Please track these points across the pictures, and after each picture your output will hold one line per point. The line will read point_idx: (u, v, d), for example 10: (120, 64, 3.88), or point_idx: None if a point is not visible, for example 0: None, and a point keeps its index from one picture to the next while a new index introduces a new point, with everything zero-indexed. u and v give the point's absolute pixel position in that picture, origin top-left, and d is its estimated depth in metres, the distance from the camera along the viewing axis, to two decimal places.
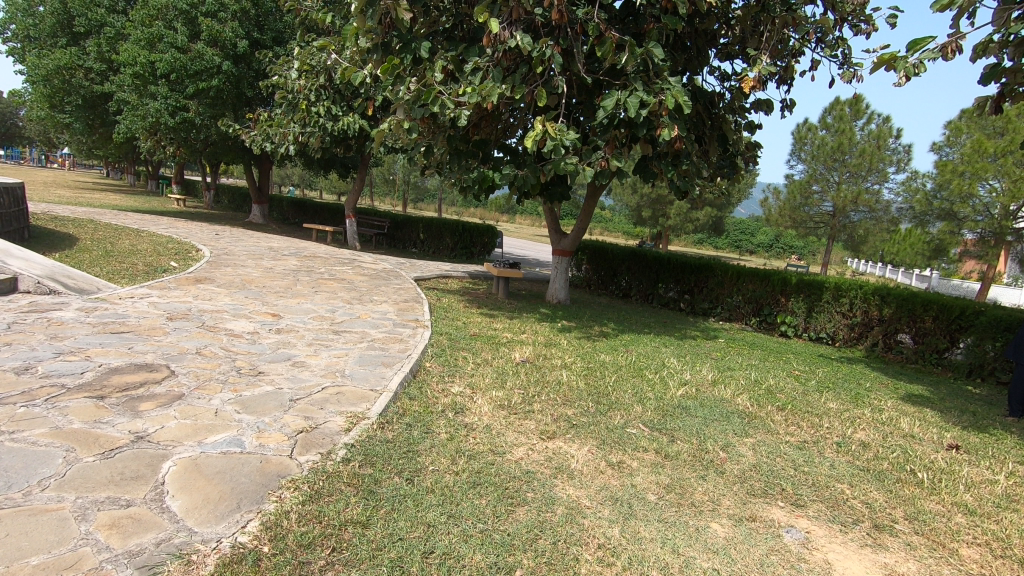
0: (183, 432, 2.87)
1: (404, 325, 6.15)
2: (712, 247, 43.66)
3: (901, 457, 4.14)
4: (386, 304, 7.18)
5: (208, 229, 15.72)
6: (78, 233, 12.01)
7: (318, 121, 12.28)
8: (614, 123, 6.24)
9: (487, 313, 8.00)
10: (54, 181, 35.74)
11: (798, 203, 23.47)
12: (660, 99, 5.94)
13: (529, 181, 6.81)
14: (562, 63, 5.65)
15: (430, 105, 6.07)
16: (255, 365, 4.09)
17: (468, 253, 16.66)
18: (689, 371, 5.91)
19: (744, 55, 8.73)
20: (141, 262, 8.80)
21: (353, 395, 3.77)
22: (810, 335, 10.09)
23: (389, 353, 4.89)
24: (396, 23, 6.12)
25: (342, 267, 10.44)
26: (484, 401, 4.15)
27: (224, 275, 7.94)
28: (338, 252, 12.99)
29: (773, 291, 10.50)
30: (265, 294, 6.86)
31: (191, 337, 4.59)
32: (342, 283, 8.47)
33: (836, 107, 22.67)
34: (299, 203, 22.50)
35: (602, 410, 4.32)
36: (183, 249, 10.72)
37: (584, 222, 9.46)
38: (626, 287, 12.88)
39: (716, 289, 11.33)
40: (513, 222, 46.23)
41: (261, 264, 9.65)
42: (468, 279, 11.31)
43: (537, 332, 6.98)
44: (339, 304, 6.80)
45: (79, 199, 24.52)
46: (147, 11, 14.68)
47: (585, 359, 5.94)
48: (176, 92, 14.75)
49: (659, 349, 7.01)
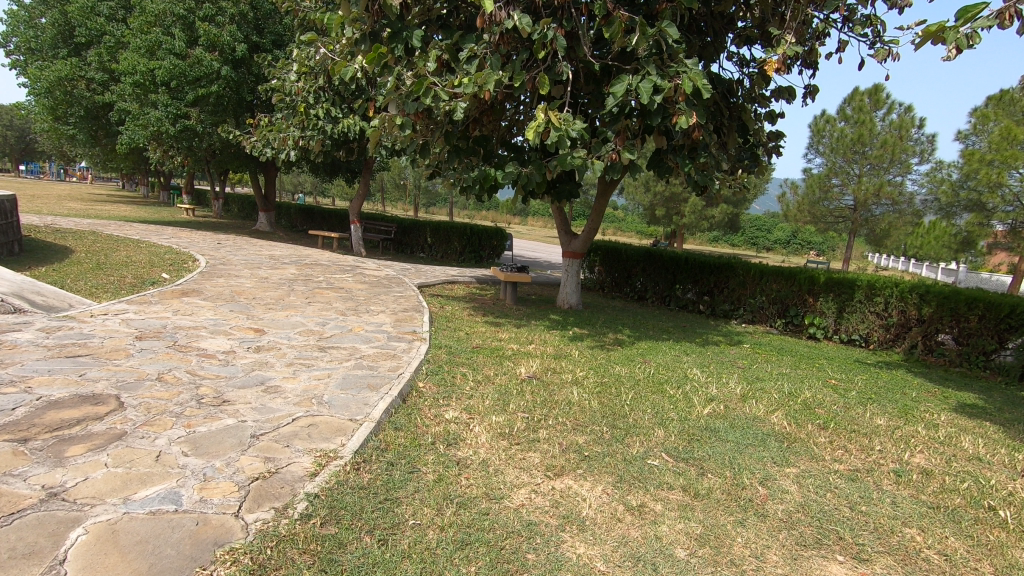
0: (109, 486, 2.38)
1: (399, 338, 5.63)
2: (728, 245, 42.76)
3: (973, 488, 3.51)
4: (384, 315, 6.66)
5: (212, 238, 15.44)
6: (75, 246, 11.73)
7: (317, 124, 11.87)
8: (626, 111, 5.68)
9: (492, 321, 7.47)
10: (71, 195, 36.14)
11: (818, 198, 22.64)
12: (675, 85, 5.37)
13: (534, 179, 6.28)
14: (566, 46, 5.09)
15: (423, 97, 5.58)
16: (220, 393, 3.59)
17: (477, 257, 16.19)
18: (715, 385, 5.31)
19: (764, 38, 8.12)
20: (130, 274, 8.43)
21: (328, 427, 3.24)
22: (842, 338, 9.40)
23: (378, 374, 4.36)
24: (384, 9, 5.62)
25: (342, 275, 9.97)
26: (482, 429, 3.60)
27: (213, 287, 7.51)
28: (341, 259, 12.58)
29: (800, 291, 9.84)
30: (253, 306, 6.41)
31: (156, 359, 4.12)
32: (340, 293, 8.00)
33: (855, 97, 21.83)
34: (306, 210, 22.20)
35: (618, 437, 3.75)
36: (178, 260, 10.35)
37: (596, 221, 8.88)
38: (642, 289, 12.28)
39: (737, 290, 10.68)
40: (524, 224, 45.73)
41: (257, 274, 9.22)
42: (475, 284, 10.80)
43: (546, 343, 6.42)
44: (332, 317, 6.30)
45: (89, 211, 24.49)
46: (146, 19, 14.40)
47: (599, 373, 5.36)
48: (177, 100, 14.53)
49: (680, 359, 6.42)
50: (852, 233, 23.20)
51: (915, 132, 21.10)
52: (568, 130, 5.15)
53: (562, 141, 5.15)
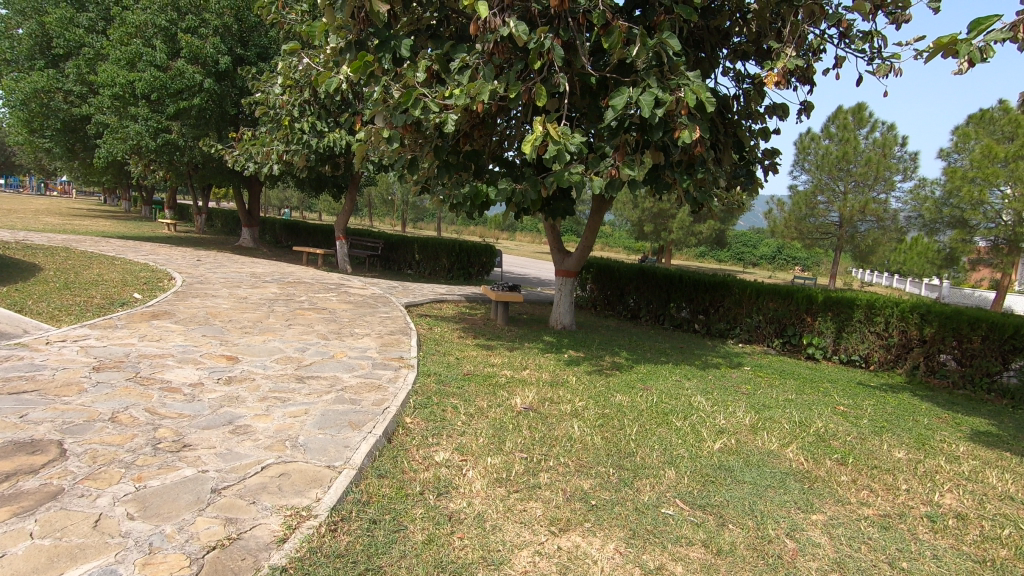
0: (31, 565, 1.98)
1: (384, 366, 5.24)
2: (714, 261, 42.90)
3: (1016, 535, 3.20)
4: (369, 339, 6.28)
5: (191, 255, 14.95)
6: (45, 263, 11.21)
7: (302, 138, 11.56)
8: (625, 125, 5.43)
9: (483, 344, 7.12)
10: (48, 210, 35.29)
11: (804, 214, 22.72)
12: (676, 98, 5.14)
13: (528, 196, 5.99)
14: (564, 56, 4.83)
15: (412, 109, 5.27)
16: (180, 436, 3.18)
17: (466, 274, 15.86)
18: (723, 415, 4.99)
19: (761, 54, 7.98)
20: (100, 294, 7.96)
21: (302, 477, 2.85)
22: (841, 358, 9.17)
23: (361, 409, 3.97)
24: (371, 17, 5.33)
25: (326, 294, 9.56)
26: (476, 475, 3.23)
27: (187, 308, 7.07)
28: (325, 277, 12.18)
29: (798, 310, 9.61)
30: (228, 330, 5.99)
31: (112, 395, 3.69)
32: (323, 314, 7.60)
33: (839, 116, 22.03)
34: (291, 225, 21.75)
35: (627, 480, 3.39)
36: (153, 278, 9.89)
37: (590, 239, 8.60)
38: (635, 307, 12.00)
39: (733, 308, 10.43)
40: (512, 239, 45.59)
41: (235, 293, 8.78)
42: (464, 303, 10.46)
43: (541, 368, 6.08)
44: (313, 341, 5.90)
45: (66, 227, 23.79)
46: (125, 30, 13.99)
47: (599, 403, 5.01)
48: (158, 113, 14.12)
49: (682, 385, 6.10)
50: (837, 249, 23.28)
51: (898, 150, 21.32)
52: (567, 145, 4.85)
53: (561, 156, 4.85)
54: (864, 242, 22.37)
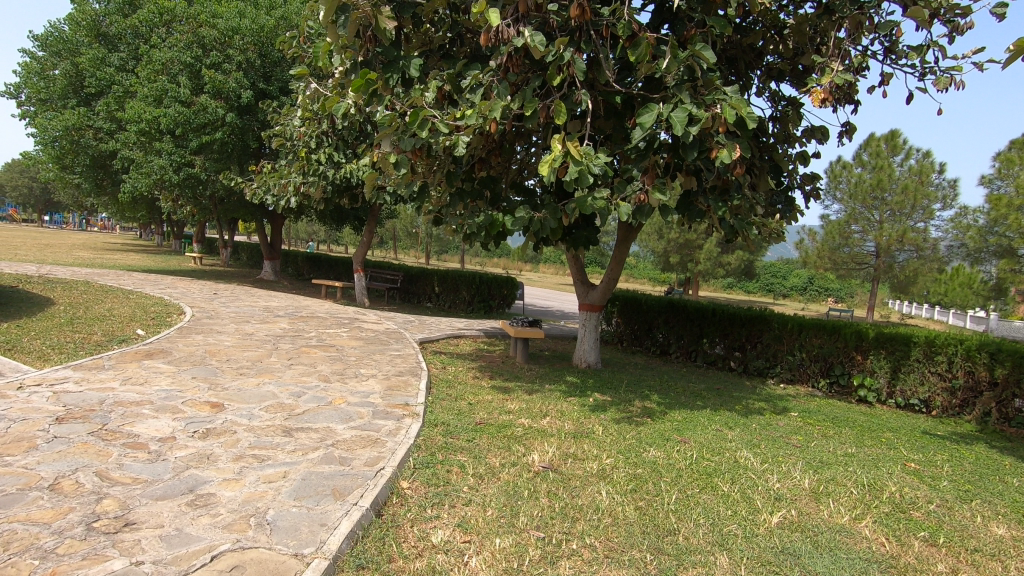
0: None
1: (386, 414, 4.66)
2: (743, 292, 41.75)
3: None
4: (374, 382, 5.72)
5: (210, 288, 14.79)
6: (59, 297, 11.09)
7: (318, 169, 11.36)
8: (655, 146, 4.91)
9: (500, 385, 6.53)
10: (83, 244, 36.20)
11: (837, 244, 21.71)
12: (713, 114, 4.63)
13: (548, 225, 5.46)
14: (584, 69, 4.39)
15: (419, 130, 4.87)
16: (125, 511, 2.64)
17: (487, 307, 15.34)
18: (776, 476, 4.27)
19: (799, 73, 7.46)
20: (102, 330, 7.64)
21: (258, 572, 2.26)
22: (897, 402, 8.27)
23: (349, 471, 3.38)
24: (376, 35, 4.99)
25: (337, 330, 9.11)
26: (481, 565, 2.61)
27: (186, 346, 6.66)
28: (341, 311, 11.81)
29: (845, 348, 8.78)
30: (221, 371, 5.52)
31: (63, 454, 3.20)
32: (330, 352, 7.11)
33: (871, 143, 21.24)
34: (312, 258, 21.69)
35: (670, 572, 2.73)
36: (162, 313, 9.61)
37: (615, 270, 8.01)
38: (664, 343, 11.26)
39: (773, 345, 9.63)
40: (536, 271, 45.27)
41: (242, 329, 8.39)
42: (482, 339, 9.90)
43: (563, 416, 5.43)
44: (312, 385, 5.37)
45: (96, 260, 24.17)
46: (152, 67, 14.19)
47: (631, 459, 4.35)
48: (182, 148, 14.20)
49: (724, 437, 5.36)
50: (874, 280, 22.16)
51: (935, 178, 20.42)
52: (590, 165, 4.30)
53: (583, 177, 4.30)
54: (903, 273, 21.25)
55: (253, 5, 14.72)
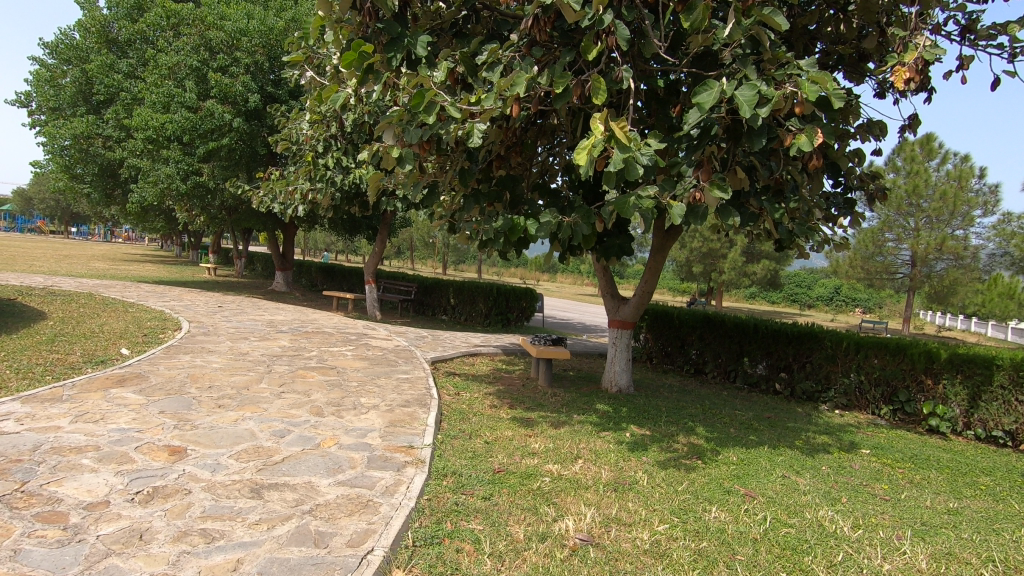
0: None
1: (385, 462, 3.81)
2: (766, 303, 40.38)
3: None
4: (374, 415, 4.87)
5: (215, 300, 14.18)
6: (54, 310, 10.52)
7: (326, 175, 10.70)
8: (711, 133, 4.03)
9: (521, 416, 5.66)
10: (103, 256, 36.21)
11: (870, 253, 20.45)
12: (786, 92, 3.75)
13: (579, 231, 4.61)
14: (628, 36, 3.55)
15: (425, 115, 4.07)
16: None
17: (505, 320, 14.50)
18: (881, 553, 3.32)
19: (863, 56, 6.49)
20: (83, 350, 6.94)
21: None
22: (977, 434, 7.20)
23: (324, 560, 2.52)
24: (376, 3, 4.18)
25: (342, 348, 8.32)
26: None
27: (167, 370, 5.91)
28: (350, 325, 11.07)
29: (912, 370, 7.74)
30: (197, 403, 4.73)
31: None
32: (330, 376, 6.30)
33: (904, 147, 20.05)
34: (325, 268, 21.09)
35: None
36: (156, 329, 8.93)
37: (650, 283, 7.10)
38: (699, 361, 10.27)
39: (825, 365, 8.61)
40: (553, 281, 44.48)
41: (238, 347, 7.64)
42: (500, 358, 9.05)
43: (599, 460, 4.55)
44: (300, 420, 4.55)
45: (110, 271, 23.81)
46: (159, 73, 13.72)
47: (690, 525, 3.44)
48: (189, 155, 13.69)
49: (795, 488, 4.39)
50: (910, 291, 20.69)
51: (975, 183, 19.19)
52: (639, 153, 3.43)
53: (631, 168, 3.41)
54: (942, 283, 19.70)
55: (262, 7, 14.20)
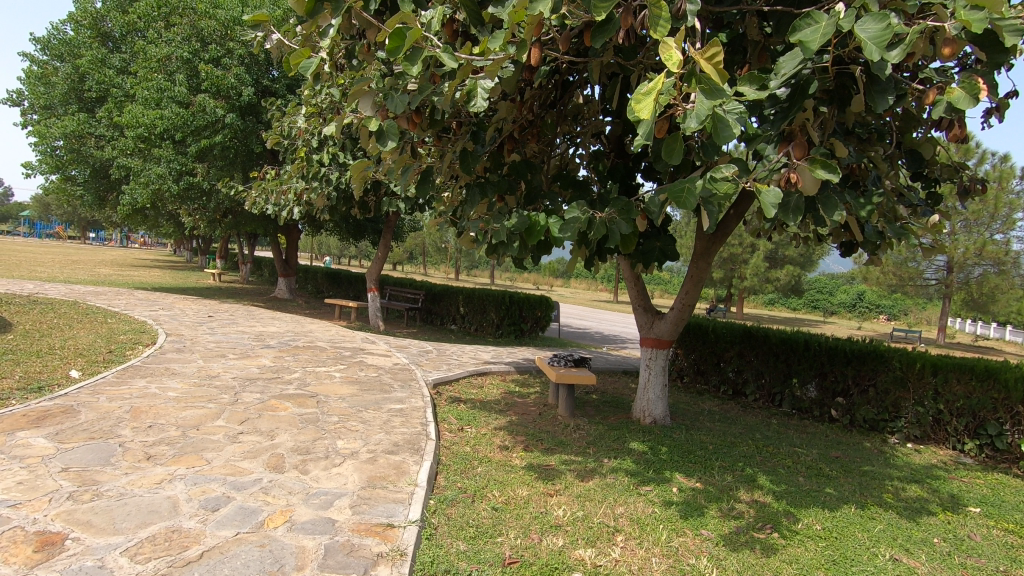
0: None
1: (349, 556, 2.69)
2: (787, 309, 38.81)
3: None
4: (350, 470, 3.75)
5: (208, 309, 13.22)
6: (24, 321, 9.59)
7: (319, 171, 9.73)
8: (807, 93, 2.89)
9: (538, 463, 4.53)
10: (112, 261, 35.56)
11: (903, 259, 19.04)
12: (926, 27, 2.59)
13: (617, 231, 3.46)
14: None
15: (412, 66, 2.95)
16: None
17: (518, 331, 13.34)
18: None
19: None
20: (25, 371, 5.93)
21: None
22: None
23: None
24: None
25: (331, 367, 7.24)
26: None
27: (110, 401, 4.86)
28: (348, 338, 10.00)
29: (1004, 398, 6.47)
30: (120, 454, 3.65)
31: None
32: (307, 407, 5.20)
33: None
34: (330, 273, 20.14)
35: None
36: (126, 344, 7.93)
37: (692, 294, 5.92)
38: (737, 380, 9.04)
39: (893, 390, 7.34)
40: (568, 287, 43.42)
41: (210, 368, 6.60)
42: (513, 378, 7.91)
43: (645, 539, 3.39)
44: (250, 479, 3.45)
45: (112, 277, 23.10)
46: (149, 66, 12.86)
47: None
48: (182, 154, 12.80)
49: None
50: (946, 298, 19.24)
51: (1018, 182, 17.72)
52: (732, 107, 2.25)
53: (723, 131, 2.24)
54: (980, 291, 18.18)
55: None
